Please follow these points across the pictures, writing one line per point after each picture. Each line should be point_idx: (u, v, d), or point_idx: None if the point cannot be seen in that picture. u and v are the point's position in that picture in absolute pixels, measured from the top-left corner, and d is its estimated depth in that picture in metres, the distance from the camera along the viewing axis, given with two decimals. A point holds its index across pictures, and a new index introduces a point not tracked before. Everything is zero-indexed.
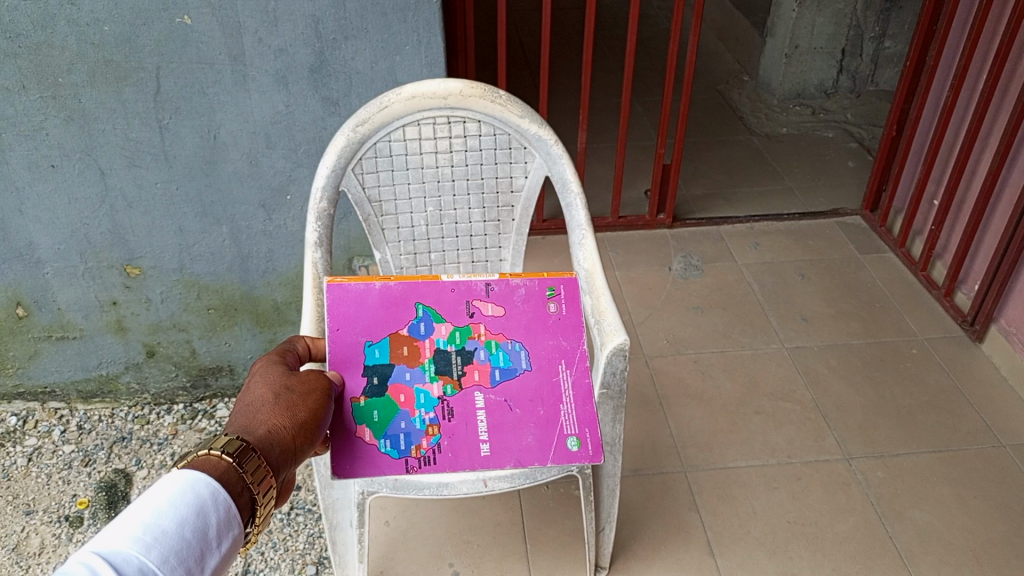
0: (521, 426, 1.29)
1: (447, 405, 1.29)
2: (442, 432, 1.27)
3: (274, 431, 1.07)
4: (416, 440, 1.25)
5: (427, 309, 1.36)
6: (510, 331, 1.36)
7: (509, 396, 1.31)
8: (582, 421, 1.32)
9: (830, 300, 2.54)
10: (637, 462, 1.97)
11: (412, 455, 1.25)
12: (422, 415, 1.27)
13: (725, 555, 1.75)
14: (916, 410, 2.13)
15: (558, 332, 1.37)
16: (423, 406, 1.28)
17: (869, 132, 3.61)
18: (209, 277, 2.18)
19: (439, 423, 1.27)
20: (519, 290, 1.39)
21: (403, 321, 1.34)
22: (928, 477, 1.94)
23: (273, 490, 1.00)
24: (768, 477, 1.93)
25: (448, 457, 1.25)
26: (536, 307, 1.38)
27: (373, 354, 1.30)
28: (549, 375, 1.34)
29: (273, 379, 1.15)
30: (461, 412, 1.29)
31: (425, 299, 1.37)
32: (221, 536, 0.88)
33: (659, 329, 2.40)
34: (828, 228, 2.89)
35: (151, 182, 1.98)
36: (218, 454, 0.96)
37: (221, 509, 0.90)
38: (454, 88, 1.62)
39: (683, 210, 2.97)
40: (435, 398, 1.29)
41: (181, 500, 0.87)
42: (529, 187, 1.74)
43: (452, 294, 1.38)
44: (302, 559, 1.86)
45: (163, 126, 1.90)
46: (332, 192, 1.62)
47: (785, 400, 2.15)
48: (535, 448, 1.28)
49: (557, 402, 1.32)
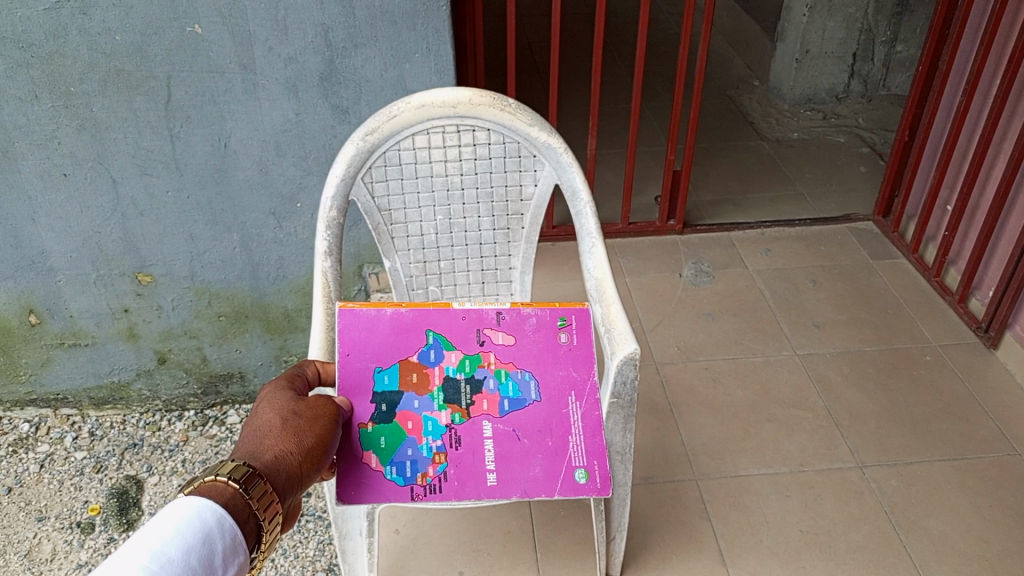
0: (528, 457, 1.29)
1: (455, 433, 1.29)
2: (449, 461, 1.27)
3: (280, 457, 1.06)
4: (422, 468, 1.25)
5: (437, 336, 1.37)
6: (521, 360, 1.37)
7: (517, 426, 1.31)
8: (591, 452, 1.30)
9: (843, 306, 2.52)
10: (649, 470, 1.96)
11: (417, 482, 1.25)
12: (430, 442, 1.28)
13: (737, 564, 1.74)
14: (931, 418, 2.11)
15: (568, 363, 1.37)
16: (431, 433, 1.28)
17: (881, 137, 3.59)
18: (219, 284, 2.19)
19: (445, 452, 1.28)
20: (530, 320, 1.40)
21: (414, 348, 1.35)
22: (942, 486, 1.92)
23: (279, 515, 1.00)
24: (780, 485, 1.91)
25: (454, 486, 1.25)
26: (546, 337, 1.39)
27: (383, 380, 1.30)
28: (559, 406, 1.33)
29: (280, 404, 1.15)
30: (469, 441, 1.29)
31: (436, 327, 1.38)
32: (227, 563, 0.88)
33: (670, 336, 2.39)
34: (841, 234, 2.87)
35: (162, 190, 1.99)
36: (224, 481, 0.96)
37: (227, 536, 0.90)
38: (464, 97, 1.62)
39: (693, 216, 2.96)
40: (444, 426, 1.29)
41: (189, 526, 0.87)
42: (538, 195, 1.74)
43: (463, 322, 1.39)
44: (312, 567, 1.87)
45: (173, 134, 1.91)
46: (341, 201, 1.62)
47: (797, 409, 2.13)
48: (542, 479, 1.28)
49: (565, 433, 1.31)
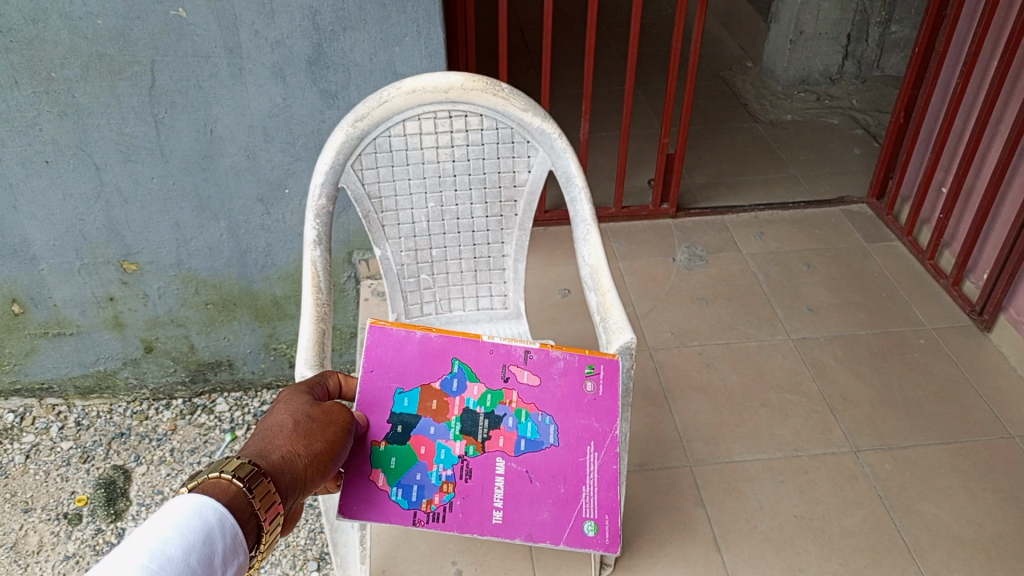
0: (538, 501, 1.25)
1: (467, 465, 1.24)
2: (456, 492, 1.22)
3: (288, 458, 1.04)
4: (428, 494, 1.21)
5: (463, 365, 1.32)
6: (543, 402, 1.31)
7: (531, 468, 1.26)
8: (602, 506, 1.27)
9: (836, 290, 2.51)
10: (643, 456, 1.95)
11: (421, 508, 1.20)
12: (441, 470, 1.23)
13: (732, 550, 1.73)
14: (925, 402, 2.10)
15: (591, 413, 1.31)
16: (442, 462, 1.23)
17: (875, 119, 3.57)
18: (206, 272, 2.16)
19: (455, 482, 1.23)
20: (558, 362, 1.35)
21: (437, 374, 1.30)
22: (936, 470, 1.91)
23: (280, 517, 0.97)
24: (775, 471, 1.91)
25: (458, 518, 1.21)
26: (572, 383, 1.33)
27: (401, 403, 1.26)
28: (576, 455, 1.29)
29: (295, 406, 1.12)
30: (479, 475, 1.24)
31: (463, 356, 1.33)
32: (228, 562, 0.85)
33: (663, 321, 2.37)
34: (834, 217, 2.86)
35: (147, 177, 1.95)
36: (228, 478, 0.93)
37: (227, 536, 0.87)
38: (456, 82, 1.58)
39: (686, 199, 2.93)
40: (456, 457, 1.25)
41: (189, 525, 0.84)
42: (532, 182, 1.71)
43: (490, 355, 1.34)
44: (303, 556, 1.86)
45: (158, 120, 1.87)
46: (331, 188, 1.59)
47: (791, 393, 2.12)
48: (549, 525, 1.24)
49: (579, 483, 1.27)
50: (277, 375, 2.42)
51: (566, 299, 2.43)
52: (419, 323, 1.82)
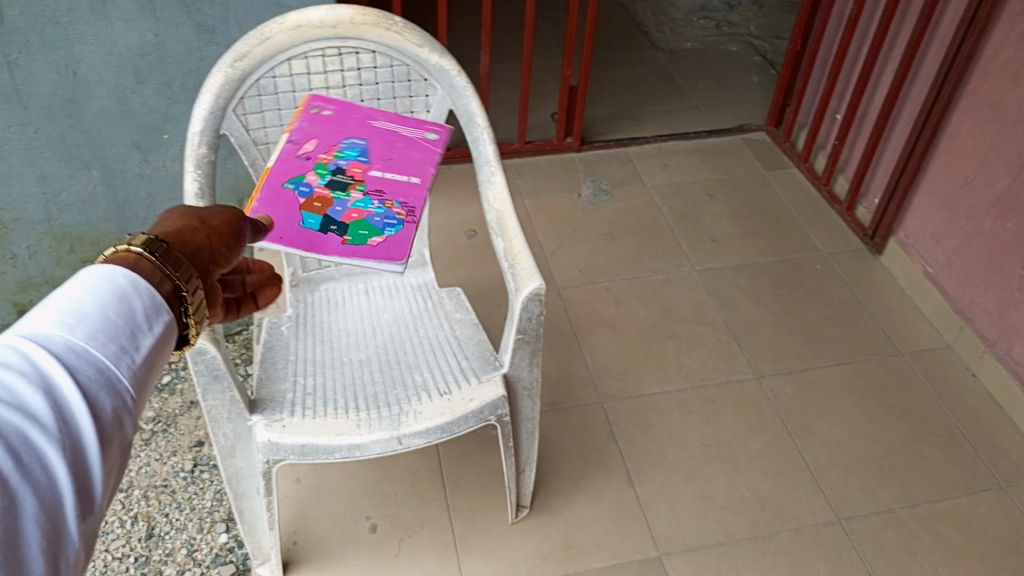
0: (420, 170, 1.44)
1: (382, 193, 1.39)
2: (398, 200, 1.37)
3: (187, 232, 0.90)
4: (391, 213, 1.34)
5: (285, 180, 1.37)
6: (333, 141, 1.46)
7: (405, 169, 1.44)
8: (430, 160, 1.47)
9: (738, 219, 2.55)
10: (555, 396, 1.95)
11: (404, 220, 1.34)
12: (372, 213, 1.35)
13: (644, 483, 1.77)
14: (822, 326, 2.18)
15: (370, 130, 1.50)
16: (359, 209, 1.35)
17: (772, 45, 3.59)
18: (81, 226, 2.00)
19: (389, 202, 1.37)
20: (314, 113, 1.50)
21: (292, 195, 1.35)
22: (834, 391, 2.00)
23: (200, 290, 0.81)
24: (683, 402, 1.95)
25: (415, 205, 1.38)
26: (332, 116, 1.50)
27: (309, 218, 1.31)
28: (387, 143, 1.48)
29: (179, 212, 0.95)
30: (392, 188, 1.40)
31: (278, 175, 1.38)
32: (152, 321, 0.67)
33: (571, 258, 2.36)
34: (735, 146, 2.89)
35: (3, 126, 1.77)
36: (132, 248, 0.76)
37: (146, 299, 0.69)
38: (344, 16, 1.47)
39: (590, 132, 2.90)
40: (361, 199, 1.37)
41: (98, 285, 0.66)
42: (432, 122, 1.62)
43: (286, 159, 1.41)
44: (211, 518, 1.79)
45: (11, 62, 1.69)
46: (212, 136, 1.45)
47: (697, 324, 2.16)
48: (423, 185, 1.43)
49: (415, 164, 1.45)
50: None
51: (472, 240, 2.38)
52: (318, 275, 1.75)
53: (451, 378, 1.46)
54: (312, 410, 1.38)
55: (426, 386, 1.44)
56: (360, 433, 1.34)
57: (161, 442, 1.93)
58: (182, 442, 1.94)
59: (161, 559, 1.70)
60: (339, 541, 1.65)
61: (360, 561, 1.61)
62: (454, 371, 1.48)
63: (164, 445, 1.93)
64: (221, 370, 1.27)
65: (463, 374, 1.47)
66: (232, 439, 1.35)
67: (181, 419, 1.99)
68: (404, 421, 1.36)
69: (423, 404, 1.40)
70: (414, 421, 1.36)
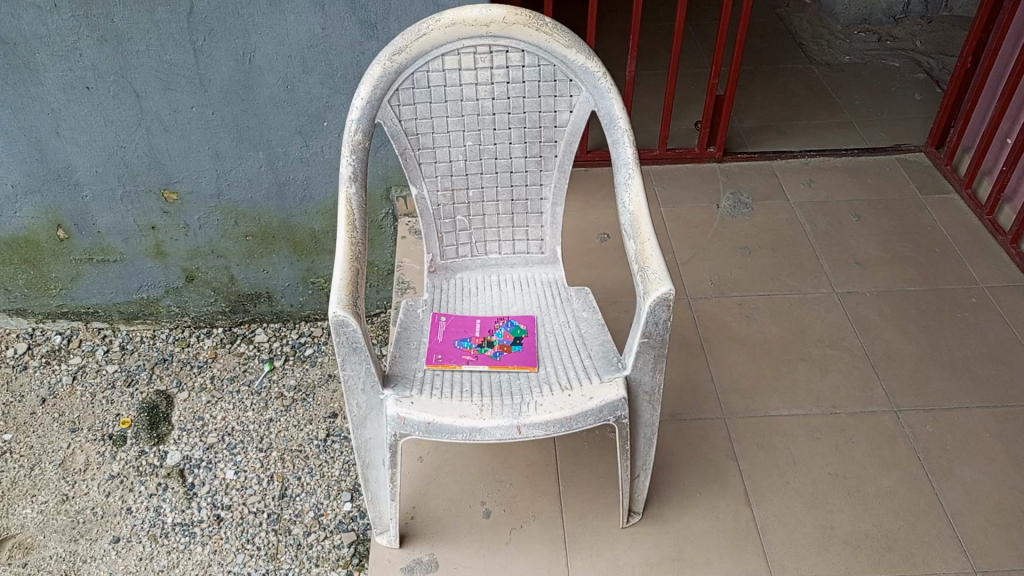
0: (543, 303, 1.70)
1: (519, 328, 1.62)
2: (528, 322, 1.63)
3: None
4: (527, 327, 1.62)
5: (456, 346, 1.57)
6: (477, 326, 1.62)
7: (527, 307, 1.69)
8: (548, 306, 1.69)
9: (886, 243, 2.42)
10: (676, 406, 1.93)
11: (534, 322, 1.64)
12: (515, 331, 1.61)
13: (762, 505, 1.71)
14: (972, 363, 2.03)
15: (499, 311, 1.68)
16: (510, 333, 1.60)
17: (940, 61, 3.39)
18: (246, 203, 2.25)
19: (525, 331, 1.61)
20: (459, 320, 1.65)
21: (466, 343, 1.57)
22: (980, 434, 1.86)
23: None
24: (811, 427, 1.87)
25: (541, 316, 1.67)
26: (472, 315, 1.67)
27: (482, 343, 1.58)
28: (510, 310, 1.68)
29: None
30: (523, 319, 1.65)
31: (449, 347, 1.56)
32: None
33: (704, 269, 2.32)
34: (889, 165, 2.74)
35: (186, 105, 2.03)
36: None
37: None
38: (498, 14, 1.52)
39: (733, 143, 2.83)
40: (508, 330, 1.61)
41: None
42: (574, 122, 1.65)
43: (444, 342, 1.57)
44: (338, 486, 2.00)
45: (197, 47, 1.93)
46: (367, 124, 1.55)
47: (832, 348, 2.07)
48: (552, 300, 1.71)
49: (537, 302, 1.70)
50: (315, 309, 2.55)
51: (605, 243, 2.38)
52: (454, 264, 1.80)
53: (575, 374, 1.47)
54: (439, 391, 1.44)
55: (550, 380, 1.47)
56: (482, 417, 1.37)
57: (300, 409, 2.22)
58: (318, 412, 2.21)
59: (291, 518, 1.92)
60: (454, 522, 1.70)
61: (472, 544, 1.65)
62: (578, 367, 1.49)
63: (302, 413, 2.21)
64: (360, 344, 1.33)
65: (586, 371, 1.47)
66: (365, 410, 1.42)
67: (318, 391, 2.28)
68: (525, 411, 1.38)
69: (545, 397, 1.41)
70: (535, 412, 1.38)
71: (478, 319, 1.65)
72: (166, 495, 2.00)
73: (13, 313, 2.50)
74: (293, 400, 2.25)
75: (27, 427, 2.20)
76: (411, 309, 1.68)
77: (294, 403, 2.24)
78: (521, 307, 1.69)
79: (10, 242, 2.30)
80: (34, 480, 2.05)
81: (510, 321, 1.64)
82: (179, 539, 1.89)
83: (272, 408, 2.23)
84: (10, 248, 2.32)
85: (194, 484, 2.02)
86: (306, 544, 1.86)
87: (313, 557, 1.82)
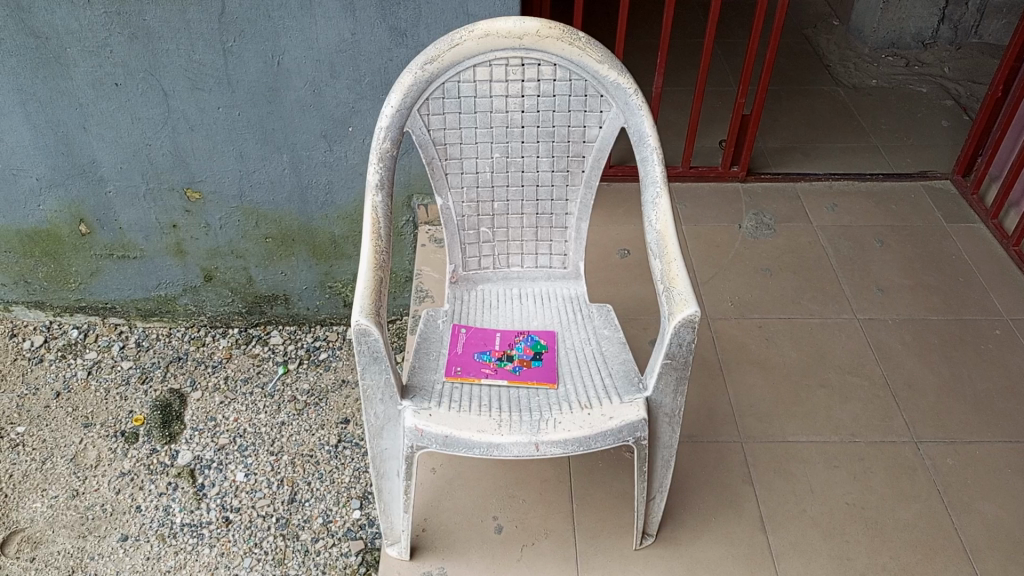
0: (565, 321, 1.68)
1: (538, 344, 1.60)
2: (548, 340, 1.61)
3: None
4: (548, 345, 1.60)
5: (477, 360, 1.55)
6: (497, 342, 1.61)
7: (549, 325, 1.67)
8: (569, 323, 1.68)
9: (909, 270, 2.39)
10: (693, 428, 1.91)
11: (554, 339, 1.62)
12: (535, 349, 1.58)
13: (778, 533, 1.69)
14: (994, 397, 2.00)
15: (521, 327, 1.67)
16: (532, 349, 1.58)
17: (968, 88, 3.36)
18: (268, 206, 2.25)
19: (546, 349, 1.59)
20: (480, 333, 1.63)
21: (486, 358, 1.56)
22: (1001, 469, 1.83)
23: None
24: (830, 455, 1.85)
25: (561, 333, 1.65)
26: (495, 329, 1.65)
27: (502, 359, 1.56)
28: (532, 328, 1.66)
29: None
30: (545, 335, 1.63)
31: (470, 360, 1.55)
32: None
33: (724, 290, 2.30)
34: (914, 192, 2.71)
35: (213, 106, 2.04)
36: None
37: None
38: (532, 28, 1.51)
39: (757, 163, 2.81)
40: (529, 348, 1.59)
41: None
42: (603, 138, 1.64)
43: (465, 355, 1.56)
44: (348, 492, 1.99)
45: (226, 49, 1.94)
46: (396, 132, 1.55)
47: (853, 375, 2.05)
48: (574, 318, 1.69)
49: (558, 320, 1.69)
50: (331, 313, 2.55)
51: (625, 259, 2.37)
52: (476, 275, 1.79)
53: (595, 394, 1.45)
54: (457, 404, 1.42)
55: (568, 397, 1.45)
56: (499, 432, 1.35)
57: (312, 414, 2.21)
58: (330, 417, 2.20)
59: (299, 524, 1.91)
60: (466, 537, 1.68)
61: (482, 559, 1.64)
62: (597, 386, 1.47)
63: (314, 418, 2.20)
64: (381, 353, 1.32)
65: (606, 390, 1.46)
66: (382, 420, 1.40)
67: (331, 396, 2.27)
68: (543, 428, 1.36)
69: (564, 414, 1.40)
70: (554, 429, 1.36)
71: (497, 332, 1.64)
72: (176, 494, 1.99)
73: (32, 306, 2.51)
74: (305, 403, 2.25)
75: (40, 420, 2.20)
76: (431, 319, 1.68)
77: (307, 407, 2.23)
78: (541, 322, 1.68)
79: (33, 235, 2.32)
80: (45, 474, 2.05)
81: (532, 338, 1.62)
82: (187, 539, 1.88)
83: (285, 412, 2.22)
84: (32, 241, 2.33)
85: (204, 485, 2.02)
86: (313, 551, 1.84)
87: (321, 564, 1.81)
